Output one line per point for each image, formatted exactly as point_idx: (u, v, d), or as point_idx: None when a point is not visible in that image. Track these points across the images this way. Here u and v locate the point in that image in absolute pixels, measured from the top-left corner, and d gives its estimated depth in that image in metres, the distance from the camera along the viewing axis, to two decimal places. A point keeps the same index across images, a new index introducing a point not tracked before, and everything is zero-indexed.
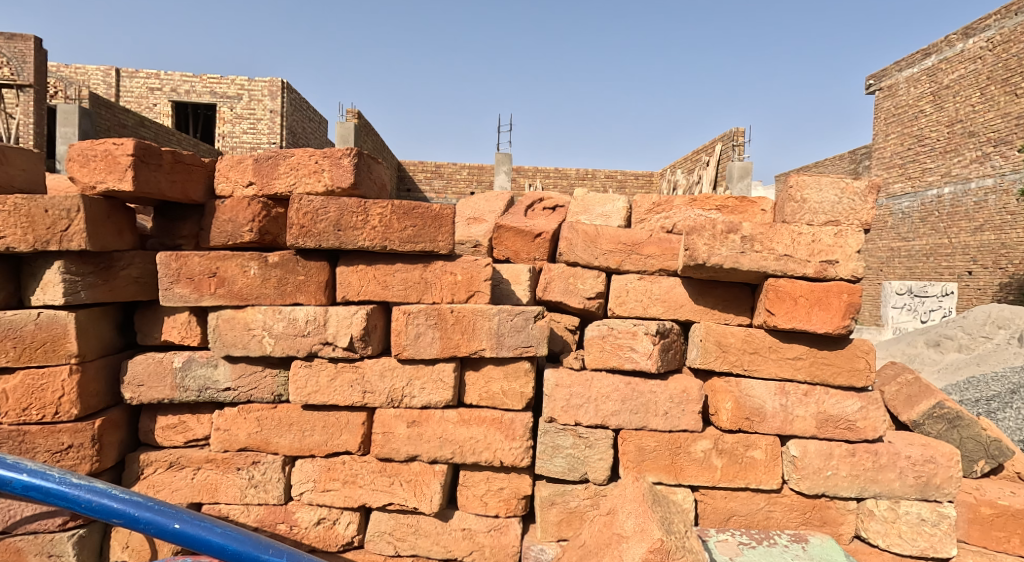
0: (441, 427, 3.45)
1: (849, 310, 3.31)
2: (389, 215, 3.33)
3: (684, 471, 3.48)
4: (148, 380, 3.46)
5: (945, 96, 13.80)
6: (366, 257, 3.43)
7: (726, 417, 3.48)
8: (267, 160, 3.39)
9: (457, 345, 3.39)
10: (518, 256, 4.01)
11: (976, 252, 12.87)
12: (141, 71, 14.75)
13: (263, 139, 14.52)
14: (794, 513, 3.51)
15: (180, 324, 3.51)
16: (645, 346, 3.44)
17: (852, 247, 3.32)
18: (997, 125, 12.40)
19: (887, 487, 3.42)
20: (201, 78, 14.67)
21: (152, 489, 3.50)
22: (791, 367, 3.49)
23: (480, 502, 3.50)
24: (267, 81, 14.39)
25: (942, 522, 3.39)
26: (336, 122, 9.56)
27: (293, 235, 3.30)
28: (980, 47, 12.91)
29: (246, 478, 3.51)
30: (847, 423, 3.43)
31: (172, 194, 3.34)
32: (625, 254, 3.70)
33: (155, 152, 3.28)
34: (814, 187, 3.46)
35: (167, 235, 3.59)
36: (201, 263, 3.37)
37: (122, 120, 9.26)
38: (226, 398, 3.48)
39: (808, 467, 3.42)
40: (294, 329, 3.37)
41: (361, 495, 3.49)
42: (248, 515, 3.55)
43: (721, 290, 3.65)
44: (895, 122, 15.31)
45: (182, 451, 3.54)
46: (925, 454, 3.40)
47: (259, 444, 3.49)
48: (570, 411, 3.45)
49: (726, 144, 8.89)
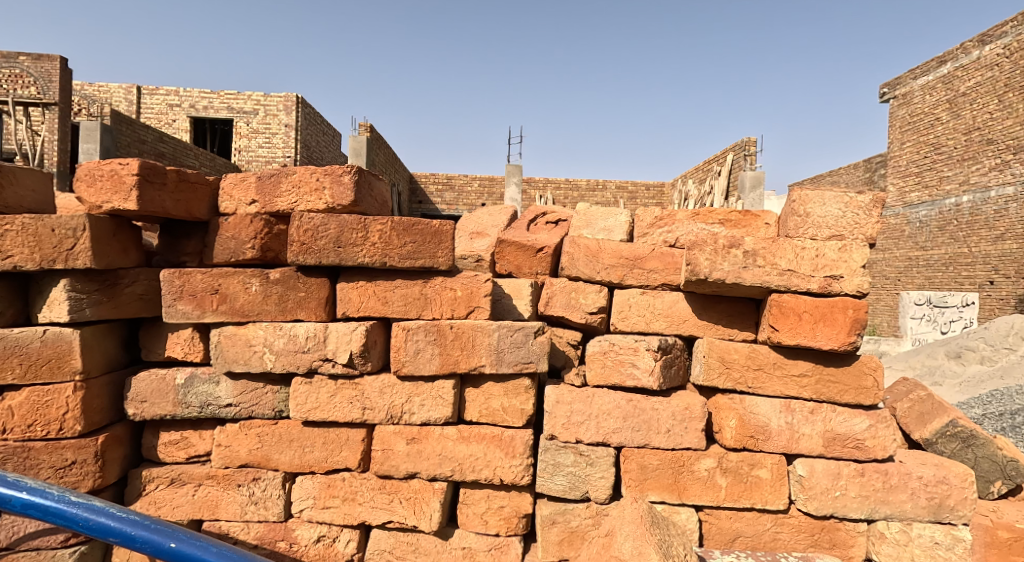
0: (440, 444, 3.42)
1: (856, 326, 3.23)
2: (389, 231, 3.33)
3: (688, 490, 3.41)
4: (151, 397, 3.48)
5: (962, 103, 13.60)
6: (367, 274, 3.44)
7: (730, 435, 3.41)
8: (270, 178, 3.43)
9: (457, 362, 3.37)
10: (520, 271, 3.96)
11: (998, 261, 12.58)
12: (160, 88, 15.07)
13: (278, 153, 14.69)
14: (802, 534, 3.41)
15: (183, 341, 3.53)
16: (646, 363, 3.40)
17: (856, 262, 3.26)
18: (1016, 132, 12.19)
19: (899, 508, 3.32)
20: (218, 94, 14.92)
21: (153, 505, 3.52)
22: (796, 384, 3.42)
23: (480, 521, 3.47)
24: (282, 96, 14.60)
25: (957, 546, 3.30)
26: (349, 135, 9.69)
27: (294, 252, 3.32)
28: (997, 54, 12.72)
29: (246, 495, 3.51)
30: (856, 442, 3.35)
31: (176, 213, 3.38)
32: (627, 268, 3.66)
33: (160, 171, 3.32)
34: (817, 201, 3.40)
35: (172, 253, 3.63)
36: (203, 279, 3.40)
37: (142, 136, 9.36)
38: (227, 414, 3.49)
39: (816, 487, 3.33)
40: (294, 345, 3.37)
41: (361, 512, 3.47)
42: (248, 532, 3.54)
43: (724, 306, 3.60)
44: (911, 130, 15.09)
45: (183, 468, 3.55)
46: (938, 475, 3.31)
47: (259, 461, 3.50)
48: (571, 428, 3.41)
49: (737, 154, 8.80)
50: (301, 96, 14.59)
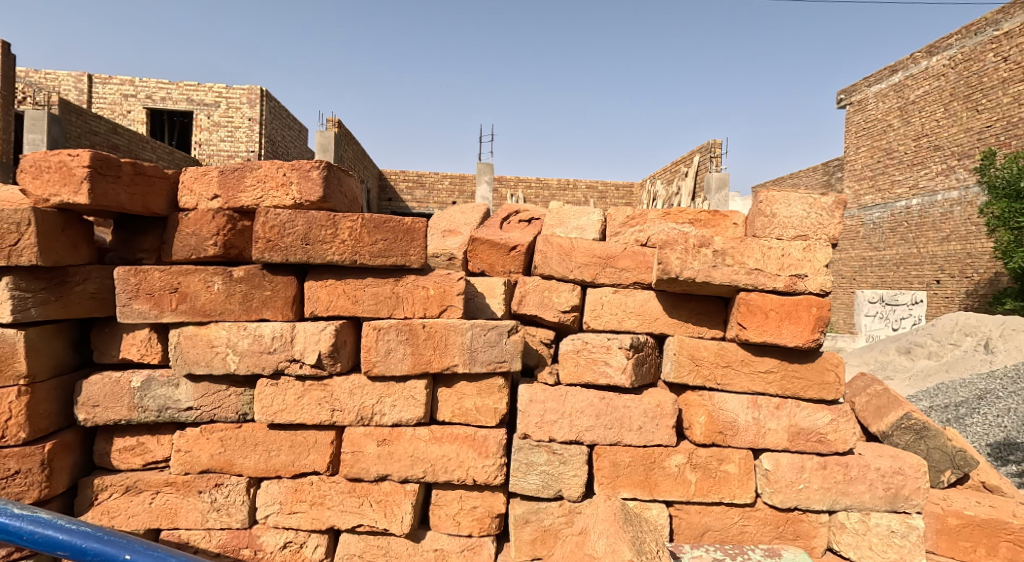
0: (412, 445, 3.36)
1: (819, 323, 3.35)
2: (359, 228, 3.25)
3: (659, 486, 3.45)
4: (104, 401, 3.31)
5: (912, 111, 14.26)
6: (336, 271, 3.35)
7: (700, 431, 3.48)
8: (233, 171, 3.30)
9: (429, 361, 3.32)
10: (493, 270, 3.94)
11: (944, 261, 13.26)
12: (113, 77, 14.36)
13: (240, 147, 14.22)
14: (768, 526, 3.51)
15: (139, 342, 3.37)
16: (619, 361, 3.43)
17: (820, 261, 3.36)
18: (960, 140, 12.85)
19: (858, 499, 3.45)
20: (176, 85, 14.34)
21: (107, 515, 3.34)
22: (763, 381, 3.51)
23: (452, 522, 3.43)
24: (244, 88, 14.12)
25: (911, 534, 3.43)
26: (316, 130, 9.45)
27: (259, 249, 3.21)
28: (943, 64, 13.38)
29: (208, 502, 3.37)
30: (819, 436, 3.46)
31: (131, 207, 3.21)
32: (600, 267, 3.68)
33: (114, 163, 3.16)
34: (783, 202, 3.49)
35: (127, 250, 3.46)
36: (161, 278, 3.25)
37: (93, 127, 8.90)
38: (188, 418, 3.35)
39: (781, 480, 3.44)
40: (260, 346, 3.26)
41: (329, 516, 3.38)
42: (210, 540, 3.40)
43: (694, 304, 3.66)
44: (866, 135, 15.77)
45: (140, 475, 3.39)
46: (894, 466, 3.44)
47: (222, 466, 3.37)
48: (544, 427, 3.41)
49: (703, 155, 8.99)
50: (265, 89, 14.18)
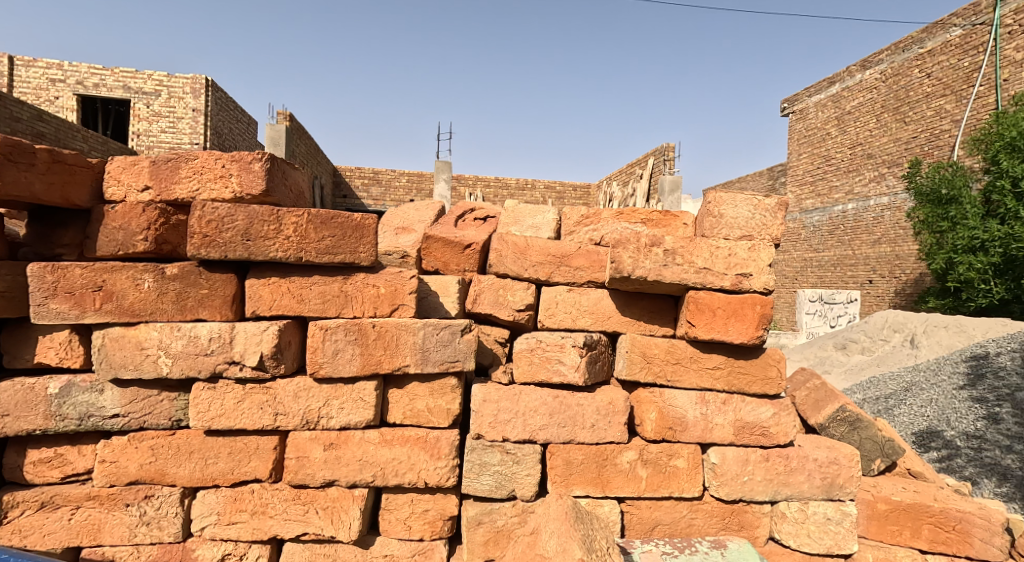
0: (361, 449, 3.25)
1: (763, 320, 3.46)
2: (304, 224, 3.10)
3: (611, 483, 3.48)
4: (15, 410, 3.03)
5: (848, 120, 15.11)
6: (281, 269, 3.19)
7: (651, 427, 3.53)
8: (166, 162, 3.08)
9: (380, 362, 3.21)
10: (448, 269, 3.83)
11: (876, 262, 14.11)
12: (38, 59, 13.20)
13: (183, 139, 13.43)
14: (714, 518, 3.61)
15: (58, 345, 3.10)
16: (572, 359, 3.43)
17: (764, 261, 3.46)
18: (890, 149, 13.70)
19: (798, 489, 3.59)
20: (110, 71, 13.36)
21: (19, 534, 3.07)
22: (711, 377, 3.60)
23: (403, 526, 3.33)
24: (187, 77, 13.37)
25: (845, 520, 3.60)
26: (265, 123, 9.04)
27: (194, 245, 3.01)
28: (875, 78, 14.24)
29: (136, 515, 3.14)
30: (762, 429, 3.58)
31: (47, 198, 2.96)
32: (554, 265, 3.67)
33: (27, 150, 2.91)
34: (730, 203, 3.59)
35: (44, 244, 3.17)
36: (83, 275, 3.00)
37: (16, 113, 8.15)
38: (113, 426, 3.11)
39: (726, 473, 3.53)
40: (196, 348, 3.07)
41: (272, 526, 3.21)
42: (139, 557, 3.17)
43: (645, 302, 3.71)
44: (806, 143, 16.61)
45: (57, 489, 3.12)
46: (830, 456, 3.60)
47: (153, 476, 3.14)
48: (497, 426, 3.37)
49: (657, 159, 9.18)
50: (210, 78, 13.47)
